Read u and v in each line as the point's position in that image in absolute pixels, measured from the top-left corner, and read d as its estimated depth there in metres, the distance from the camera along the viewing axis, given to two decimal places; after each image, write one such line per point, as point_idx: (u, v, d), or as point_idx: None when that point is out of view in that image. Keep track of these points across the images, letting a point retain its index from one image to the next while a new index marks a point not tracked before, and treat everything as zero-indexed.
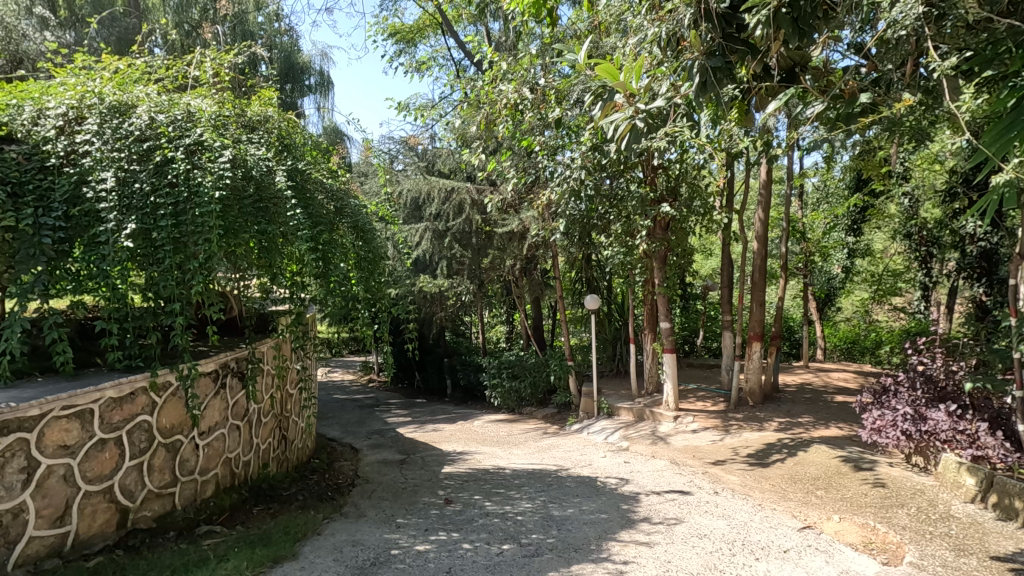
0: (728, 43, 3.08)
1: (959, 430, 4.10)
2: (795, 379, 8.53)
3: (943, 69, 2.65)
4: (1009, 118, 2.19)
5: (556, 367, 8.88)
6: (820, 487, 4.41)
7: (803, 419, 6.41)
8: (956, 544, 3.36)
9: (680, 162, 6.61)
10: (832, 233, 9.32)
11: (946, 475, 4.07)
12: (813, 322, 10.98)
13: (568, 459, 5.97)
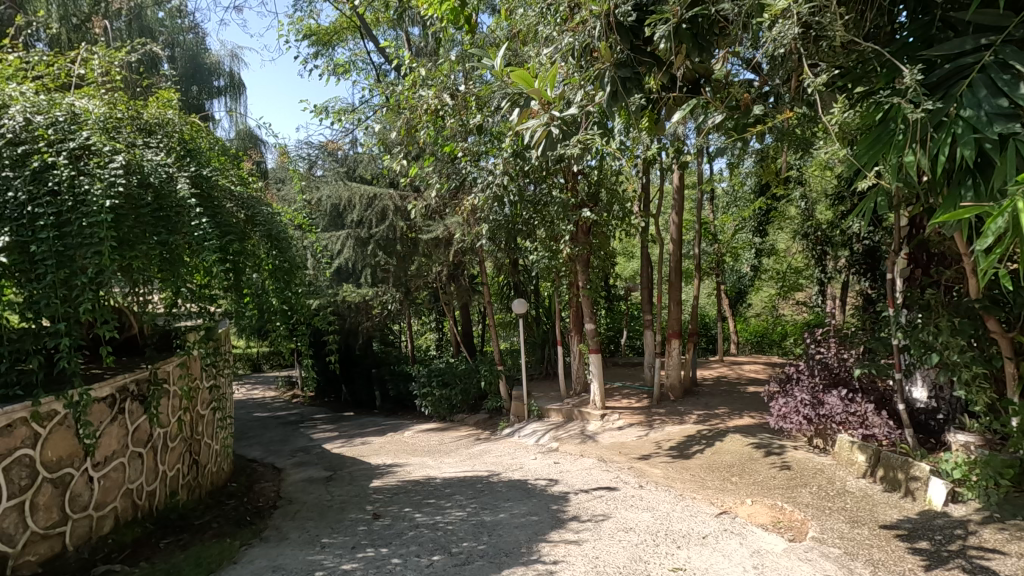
0: (637, 54, 3.29)
1: (850, 412, 4.47)
2: (712, 373, 9.02)
3: (819, 84, 2.86)
4: (876, 132, 2.53)
5: (486, 373, 8.89)
6: (735, 474, 4.69)
7: (719, 410, 6.80)
8: (851, 516, 3.67)
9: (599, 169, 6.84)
10: (741, 234, 9.97)
11: (841, 454, 4.44)
12: (727, 318, 11.69)
13: (499, 464, 5.99)
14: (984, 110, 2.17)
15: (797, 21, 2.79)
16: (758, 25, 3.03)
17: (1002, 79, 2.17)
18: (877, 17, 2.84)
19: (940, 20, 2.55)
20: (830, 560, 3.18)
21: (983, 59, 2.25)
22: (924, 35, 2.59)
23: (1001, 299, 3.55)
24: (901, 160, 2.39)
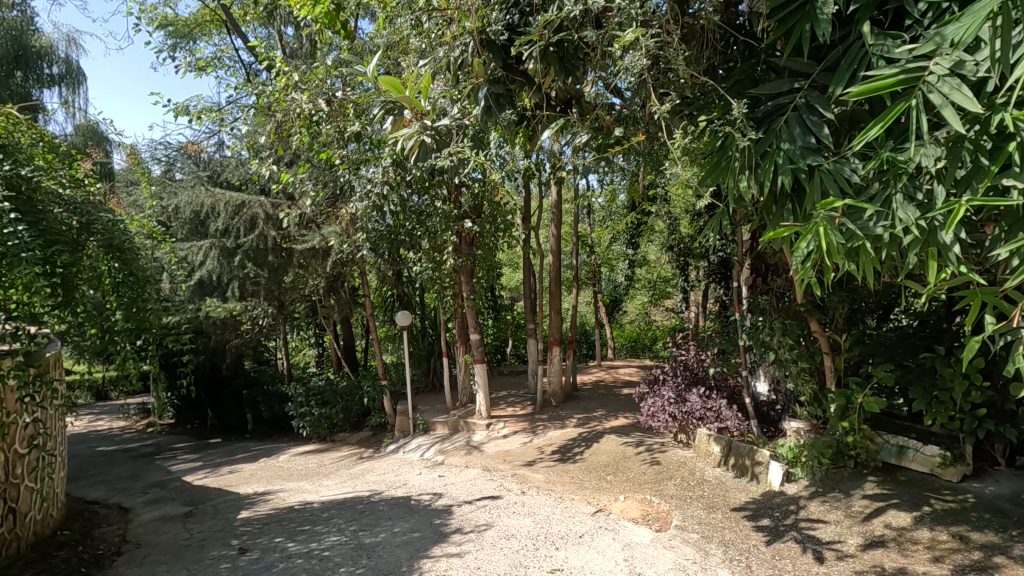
0: (509, 73, 3.46)
1: (707, 408, 4.92)
2: (591, 377, 9.48)
3: (665, 110, 3.15)
4: (716, 158, 2.85)
5: (369, 389, 8.57)
6: (610, 472, 4.96)
7: (597, 413, 7.17)
8: (707, 503, 4.05)
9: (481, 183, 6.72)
10: (615, 246, 10.61)
11: (700, 447, 4.85)
12: (605, 325, 12.39)
13: (383, 482, 5.79)
14: (798, 144, 2.51)
15: (645, 54, 3.02)
16: (616, 54, 3.27)
17: (809, 117, 2.53)
18: (712, 56, 3.21)
19: (762, 64, 2.95)
20: (690, 545, 3.47)
21: (796, 100, 2.61)
22: (751, 74, 2.96)
23: (819, 304, 4.13)
24: (741, 184, 2.71)
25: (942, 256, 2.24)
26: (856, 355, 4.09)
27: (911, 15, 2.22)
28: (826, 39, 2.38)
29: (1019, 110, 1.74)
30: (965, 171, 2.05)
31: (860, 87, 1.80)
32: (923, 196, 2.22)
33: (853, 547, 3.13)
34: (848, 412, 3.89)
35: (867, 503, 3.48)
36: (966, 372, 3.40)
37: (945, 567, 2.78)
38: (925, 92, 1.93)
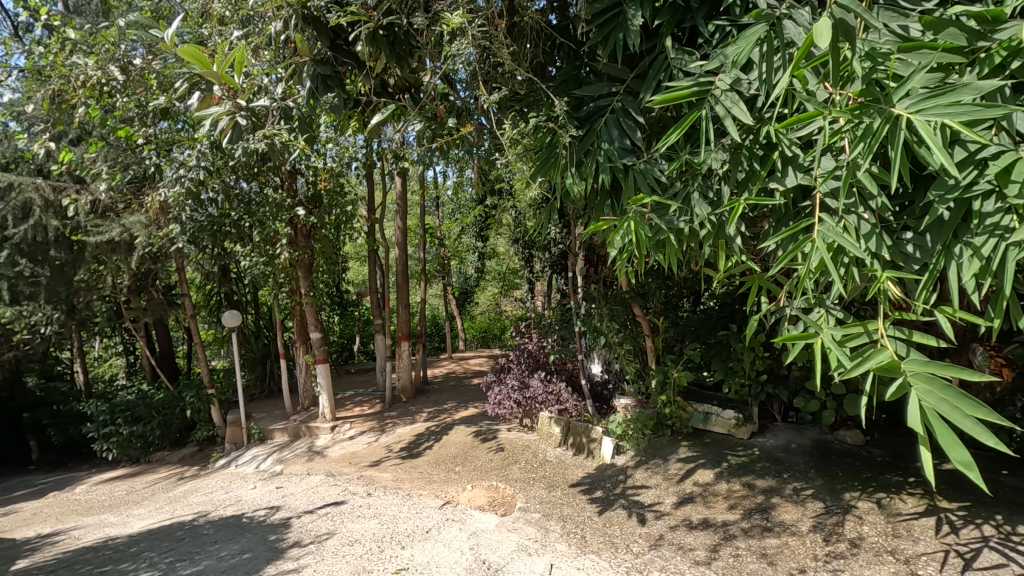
0: (337, 55, 3.30)
1: (549, 392, 5.17)
2: (442, 370, 9.48)
3: (491, 101, 3.17)
4: (545, 152, 2.98)
5: (193, 399, 7.60)
6: (458, 463, 4.98)
7: (447, 405, 7.18)
8: (548, 482, 4.26)
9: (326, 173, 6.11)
10: (464, 238, 10.66)
11: (543, 429, 5.08)
12: (456, 317, 12.47)
13: (209, 502, 5.17)
14: (615, 145, 2.72)
15: (471, 43, 3.02)
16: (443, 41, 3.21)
17: (624, 120, 2.74)
18: (540, 53, 3.35)
19: (585, 67, 3.13)
20: (532, 525, 3.62)
21: (613, 103, 2.81)
22: (573, 76, 3.13)
23: (640, 291, 4.55)
24: (568, 180, 2.88)
25: (728, 247, 2.58)
26: (671, 336, 4.59)
27: (703, 34, 2.48)
28: (636, 48, 2.59)
29: (779, 123, 2.06)
30: (743, 174, 2.37)
31: (661, 96, 2.03)
32: (713, 194, 2.53)
33: (669, 506, 3.50)
34: (665, 386, 4.35)
35: (681, 465, 3.93)
36: (752, 346, 4.00)
37: (738, 512, 3.24)
38: (713, 104, 2.20)
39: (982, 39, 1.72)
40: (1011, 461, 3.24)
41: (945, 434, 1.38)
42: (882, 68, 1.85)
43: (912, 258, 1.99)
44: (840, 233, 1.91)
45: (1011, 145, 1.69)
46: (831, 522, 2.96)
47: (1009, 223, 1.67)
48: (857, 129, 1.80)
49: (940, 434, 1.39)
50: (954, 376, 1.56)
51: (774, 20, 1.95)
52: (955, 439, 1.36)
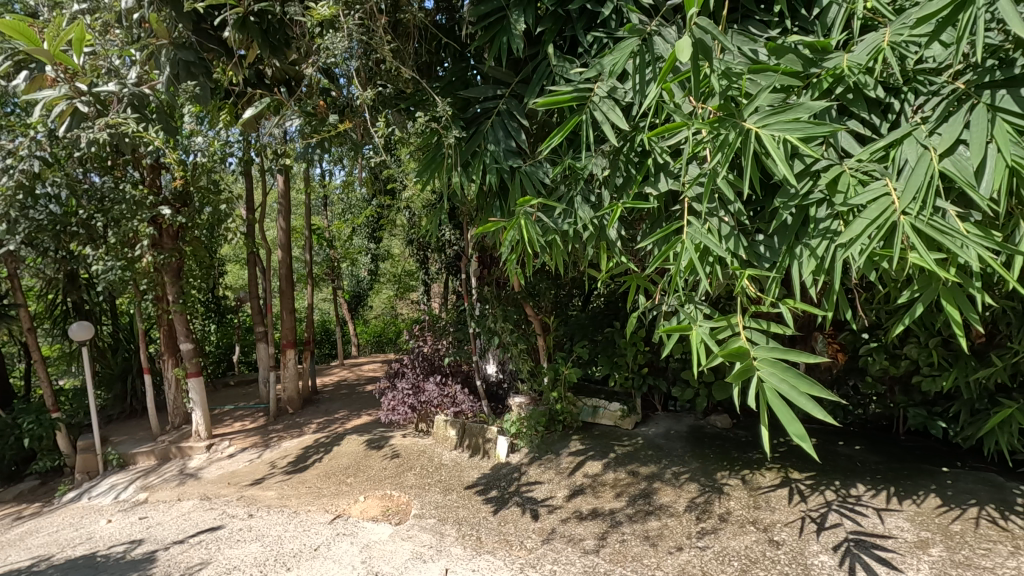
0: (201, 40, 3.02)
1: (444, 394, 5.13)
2: (333, 378, 9.06)
3: (366, 99, 3.07)
4: (432, 151, 2.94)
5: (32, 425, 6.58)
6: (350, 474, 4.76)
7: (338, 414, 6.87)
8: (444, 485, 4.21)
9: (196, 166, 5.65)
10: (356, 240, 10.23)
11: (439, 432, 5.01)
12: (348, 321, 11.96)
13: (53, 543, 4.50)
14: (501, 146, 2.76)
15: (347, 38, 2.89)
16: (318, 34, 3.05)
17: (509, 122, 2.79)
18: (428, 53, 3.33)
19: (472, 69, 3.15)
20: (427, 531, 3.56)
21: (499, 105, 2.85)
22: (461, 77, 3.14)
23: (531, 291, 4.65)
24: (455, 181, 2.88)
25: (610, 249, 2.71)
26: (561, 334, 4.75)
27: (583, 44, 2.59)
28: (520, 53, 2.65)
29: (650, 132, 2.19)
30: (621, 180, 2.50)
31: (543, 100, 2.08)
32: (595, 199, 2.64)
33: (561, 499, 3.61)
34: (557, 383, 4.50)
35: (572, 458, 4.07)
36: (634, 341, 4.25)
37: (623, 500, 3.42)
38: (592, 110, 2.30)
39: (813, 66, 1.95)
40: (846, 432, 3.73)
41: (785, 413, 1.65)
42: (735, 86, 2.03)
43: (764, 258, 2.22)
44: (705, 234, 2.09)
45: (837, 159, 1.94)
46: (704, 500, 3.22)
47: (837, 227, 1.91)
48: (716, 140, 1.97)
49: (781, 414, 1.67)
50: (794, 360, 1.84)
51: (644, 34, 2.08)
52: (791, 415, 1.64)
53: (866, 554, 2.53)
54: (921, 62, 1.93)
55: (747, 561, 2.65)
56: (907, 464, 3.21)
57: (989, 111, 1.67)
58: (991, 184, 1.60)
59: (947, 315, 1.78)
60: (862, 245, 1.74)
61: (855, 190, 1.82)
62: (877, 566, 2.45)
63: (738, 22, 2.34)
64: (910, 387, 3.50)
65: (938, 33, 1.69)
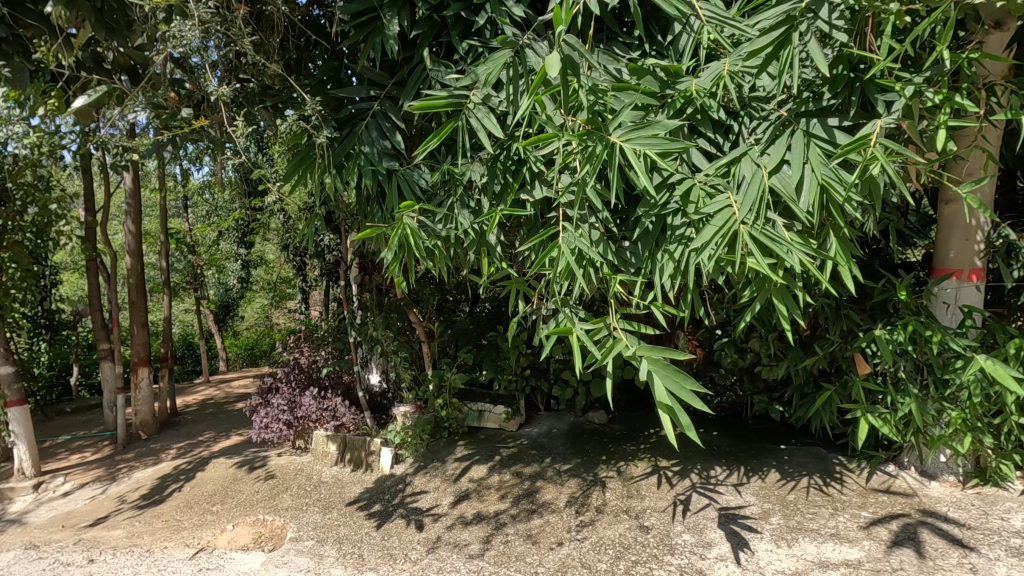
0: (14, 11, 2.51)
1: (323, 408, 4.87)
2: (196, 397, 8.19)
3: (222, 94, 2.82)
4: (303, 151, 2.79)
5: None
6: (216, 501, 4.30)
7: (202, 437, 6.21)
8: (324, 504, 3.97)
9: (14, 158, 4.83)
10: (222, 245, 9.36)
11: (318, 448, 4.72)
12: (214, 334, 10.89)
13: None
14: (376, 149, 2.71)
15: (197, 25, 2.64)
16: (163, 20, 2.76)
17: (384, 124, 2.73)
18: (298, 48, 3.16)
19: (346, 67, 3.02)
20: (304, 555, 3.35)
21: (373, 107, 2.77)
22: (335, 76, 3.01)
23: (414, 296, 4.57)
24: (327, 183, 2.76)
25: (490, 255, 2.75)
26: (445, 340, 4.72)
27: (458, 51, 2.60)
28: (395, 56, 2.61)
29: (524, 141, 2.25)
30: (499, 187, 2.55)
31: (419, 104, 2.07)
32: (474, 205, 2.66)
33: (446, 507, 3.58)
34: (441, 390, 4.46)
35: (458, 464, 4.05)
36: (516, 344, 4.34)
37: (507, 501, 3.48)
38: (468, 117, 2.32)
39: (668, 87, 2.13)
40: (705, 420, 4.11)
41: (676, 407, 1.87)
42: (601, 102, 2.16)
43: (630, 263, 2.37)
44: (578, 240, 2.19)
45: (689, 173, 2.13)
46: (583, 494, 3.37)
47: (690, 234, 2.10)
48: (584, 151, 2.07)
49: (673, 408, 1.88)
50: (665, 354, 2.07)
51: (517, 46, 2.15)
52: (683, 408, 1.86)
53: (732, 524, 2.83)
54: (754, 91, 2.20)
55: (621, 548, 2.82)
56: (753, 445, 3.61)
57: (805, 136, 1.94)
58: (807, 200, 1.86)
59: (779, 311, 2.05)
60: (710, 251, 1.93)
61: (704, 202, 2.02)
62: (742, 533, 2.75)
63: (603, 42, 2.50)
64: (755, 376, 3.95)
65: (766, 66, 1.93)
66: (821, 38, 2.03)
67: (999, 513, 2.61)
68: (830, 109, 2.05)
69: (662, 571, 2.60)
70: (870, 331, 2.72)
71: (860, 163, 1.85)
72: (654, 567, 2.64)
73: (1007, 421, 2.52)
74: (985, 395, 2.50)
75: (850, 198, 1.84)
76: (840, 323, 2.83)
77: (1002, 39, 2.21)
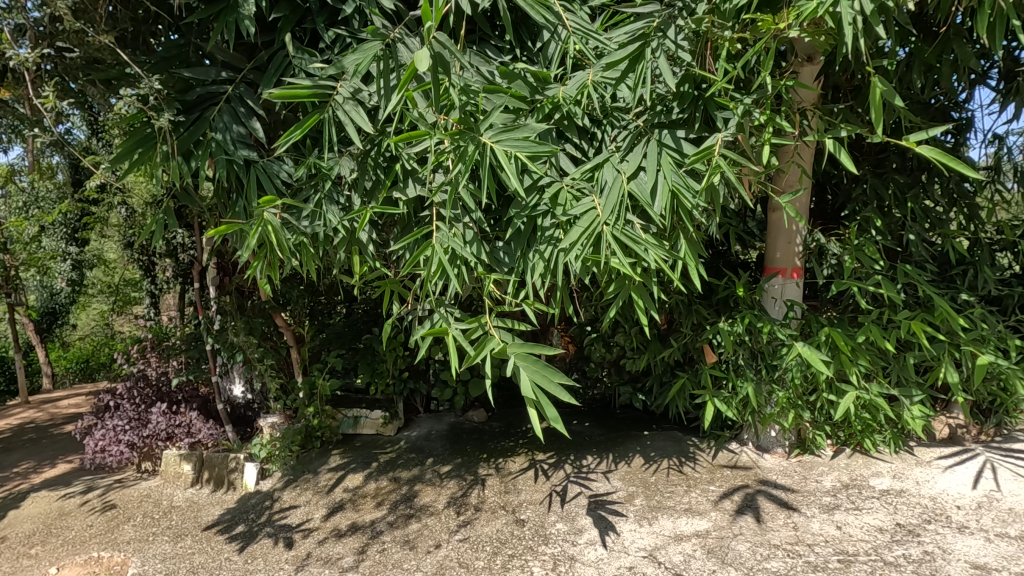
0: None
1: (175, 424, 4.39)
2: (11, 422, 6.93)
3: (29, 63, 2.42)
4: (141, 132, 2.48)
5: None
6: (36, 542, 3.66)
7: (16, 469, 5.26)
8: (175, 532, 3.54)
9: None
10: (45, 242, 8.03)
11: (168, 470, 4.21)
12: (36, 346, 9.29)
13: None
14: (230, 135, 2.51)
15: None
16: None
17: (240, 110, 2.52)
18: (133, 19, 2.79)
19: (193, 48, 2.69)
20: None
21: (226, 90, 2.54)
22: (181, 54, 2.70)
23: (282, 299, 4.26)
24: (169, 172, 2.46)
25: (363, 254, 2.65)
26: (317, 345, 4.47)
27: (324, 40, 2.47)
28: (251, 38, 2.41)
29: (395, 138, 2.20)
30: (370, 183, 2.47)
31: (279, 93, 1.93)
32: (343, 201, 2.55)
33: (318, 520, 3.39)
34: (313, 398, 4.20)
35: (332, 474, 3.84)
36: (393, 347, 4.23)
37: (384, 508, 3.37)
38: (334, 109, 2.20)
39: (537, 92, 2.21)
40: (578, 412, 4.31)
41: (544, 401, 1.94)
42: (472, 102, 2.17)
43: (503, 262, 2.42)
44: (452, 239, 2.19)
45: (558, 177, 2.22)
46: (462, 494, 3.37)
47: (559, 235, 2.20)
48: (456, 151, 2.07)
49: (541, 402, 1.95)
50: (538, 350, 2.13)
51: (386, 39, 2.09)
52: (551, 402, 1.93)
53: (602, 509, 3.00)
54: (615, 101, 2.34)
55: (498, 544, 2.86)
56: (620, 433, 3.86)
57: (658, 145, 2.12)
58: (660, 204, 2.03)
59: (638, 306, 2.21)
60: (577, 251, 2.03)
61: (571, 204, 2.12)
62: (611, 517, 2.93)
63: (476, 43, 2.52)
64: (621, 367, 4.19)
65: (624, 78, 2.07)
66: (671, 56, 2.22)
67: (815, 476, 3.05)
68: (679, 122, 2.25)
69: (537, 561, 2.69)
70: (715, 323, 3.04)
71: (704, 172, 2.06)
72: (529, 558, 2.72)
73: (821, 397, 2.95)
74: (804, 376, 2.91)
75: (696, 204, 2.03)
76: (692, 317, 3.13)
77: (813, 71, 2.59)
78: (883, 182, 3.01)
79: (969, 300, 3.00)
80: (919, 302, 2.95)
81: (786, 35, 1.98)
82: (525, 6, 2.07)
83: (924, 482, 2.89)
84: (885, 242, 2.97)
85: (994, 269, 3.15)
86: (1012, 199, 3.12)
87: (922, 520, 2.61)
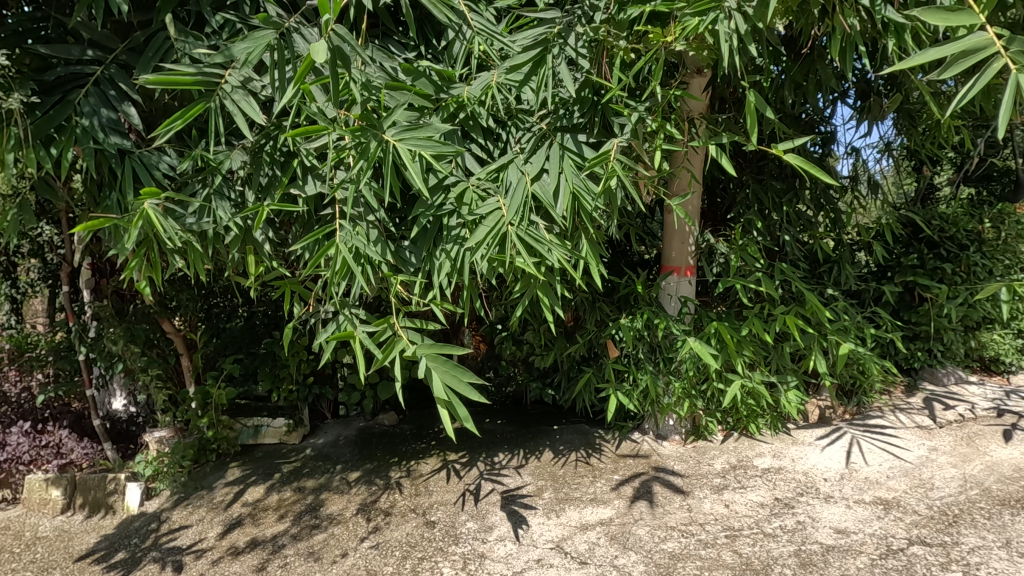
0: None
1: (41, 445, 3.92)
2: None
3: None
4: None
5: None
6: None
7: None
8: (41, 566, 3.15)
9: None
10: None
11: (31, 497, 3.72)
12: None
13: None
14: (99, 120, 2.27)
15: None
16: None
17: (111, 94, 2.30)
18: None
19: (54, 24, 2.39)
20: None
21: (95, 72, 2.31)
22: (39, 29, 2.38)
23: (169, 303, 3.92)
24: (9, 157, 2.14)
25: (257, 254, 2.50)
26: (211, 351, 4.16)
27: (210, 24, 2.31)
28: (124, 17, 2.19)
29: (292, 132, 2.09)
30: (264, 179, 2.33)
31: (156, 78, 1.76)
32: (235, 197, 2.39)
33: (212, 540, 3.15)
34: (206, 408, 3.89)
35: (228, 490, 3.59)
36: (296, 351, 4.03)
37: (287, 520, 3.21)
38: (222, 98, 2.06)
39: (441, 91, 2.19)
40: (489, 410, 4.34)
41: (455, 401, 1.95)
42: (374, 98, 2.12)
43: (409, 262, 2.37)
44: (356, 238, 2.12)
45: (463, 176, 2.22)
46: (371, 500, 3.28)
47: (464, 234, 2.20)
48: (358, 148, 2.00)
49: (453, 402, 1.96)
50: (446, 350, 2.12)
51: (281, 28, 1.98)
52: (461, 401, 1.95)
53: (512, 504, 3.05)
54: (519, 103, 2.38)
55: (407, 548, 2.82)
56: (530, 429, 3.93)
57: (560, 149, 2.19)
58: (562, 206, 2.09)
59: (544, 304, 2.27)
60: (483, 251, 2.04)
61: (477, 205, 2.12)
62: (521, 512, 2.98)
63: (379, 38, 2.46)
64: (531, 365, 4.28)
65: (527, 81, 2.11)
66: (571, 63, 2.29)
67: (708, 460, 3.28)
68: (580, 126, 2.33)
69: (447, 562, 2.68)
70: (617, 320, 3.18)
71: (602, 176, 2.15)
72: (439, 560, 2.70)
73: (711, 386, 3.17)
74: (696, 367, 3.12)
75: (596, 206, 2.12)
76: (596, 313, 3.26)
77: (700, 83, 2.78)
78: (762, 188, 3.29)
79: (834, 295, 3.36)
80: (793, 297, 3.26)
81: (674, 49, 2.11)
82: (429, 5, 2.05)
83: (798, 459, 3.20)
84: (764, 242, 3.25)
85: (854, 267, 3.55)
86: (869, 204, 3.53)
87: (796, 493, 2.90)
